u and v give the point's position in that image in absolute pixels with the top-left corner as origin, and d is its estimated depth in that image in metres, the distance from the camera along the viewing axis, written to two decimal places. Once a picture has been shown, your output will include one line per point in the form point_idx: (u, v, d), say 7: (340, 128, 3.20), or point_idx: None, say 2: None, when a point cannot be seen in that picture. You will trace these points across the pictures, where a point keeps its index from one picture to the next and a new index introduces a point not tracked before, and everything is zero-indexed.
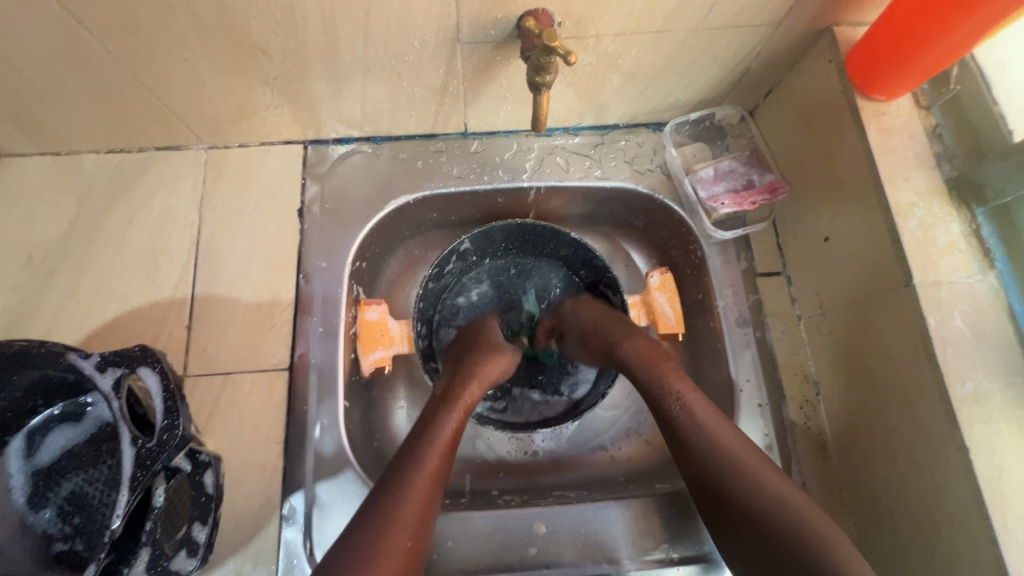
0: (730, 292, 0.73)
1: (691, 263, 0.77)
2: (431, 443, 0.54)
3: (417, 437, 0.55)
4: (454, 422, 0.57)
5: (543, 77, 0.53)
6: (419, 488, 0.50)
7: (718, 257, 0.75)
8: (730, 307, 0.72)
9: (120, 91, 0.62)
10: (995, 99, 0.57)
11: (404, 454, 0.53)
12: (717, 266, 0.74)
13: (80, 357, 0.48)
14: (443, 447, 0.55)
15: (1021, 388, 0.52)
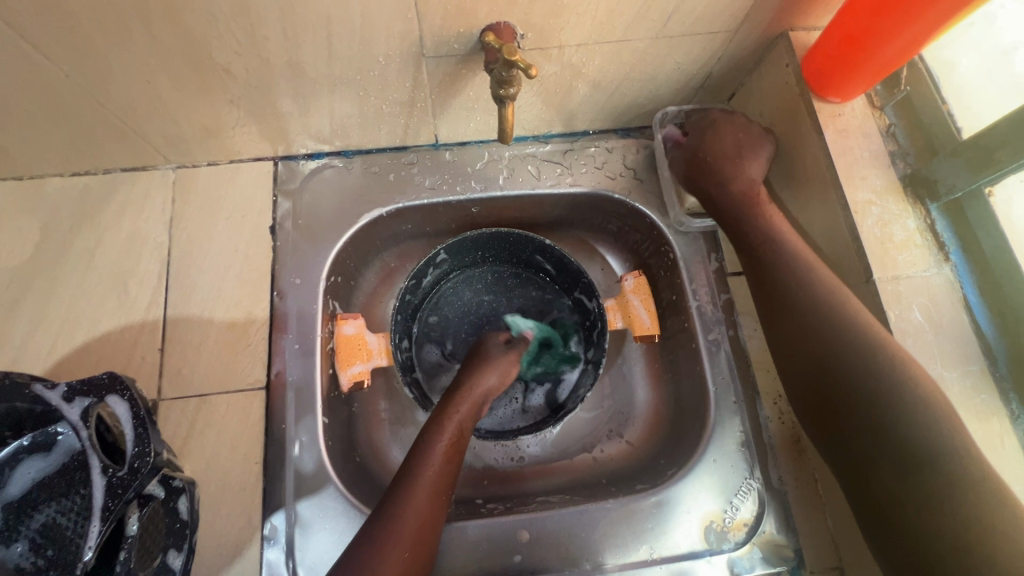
0: (704, 291, 0.74)
1: (667, 263, 0.77)
2: (422, 469, 0.56)
3: (408, 472, 0.57)
4: (444, 444, 0.59)
5: (506, 89, 0.54)
6: (409, 509, 0.54)
7: (694, 254, 0.75)
8: (704, 304, 0.73)
9: (81, 115, 0.62)
10: (943, 97, 0.59)
11: (395, 488, 0.56)
12: (689, 265, 0.75)
13: (46, 387, 0.48)
14: (433, 471, 0.57)
15: (978, 376, 0.54)
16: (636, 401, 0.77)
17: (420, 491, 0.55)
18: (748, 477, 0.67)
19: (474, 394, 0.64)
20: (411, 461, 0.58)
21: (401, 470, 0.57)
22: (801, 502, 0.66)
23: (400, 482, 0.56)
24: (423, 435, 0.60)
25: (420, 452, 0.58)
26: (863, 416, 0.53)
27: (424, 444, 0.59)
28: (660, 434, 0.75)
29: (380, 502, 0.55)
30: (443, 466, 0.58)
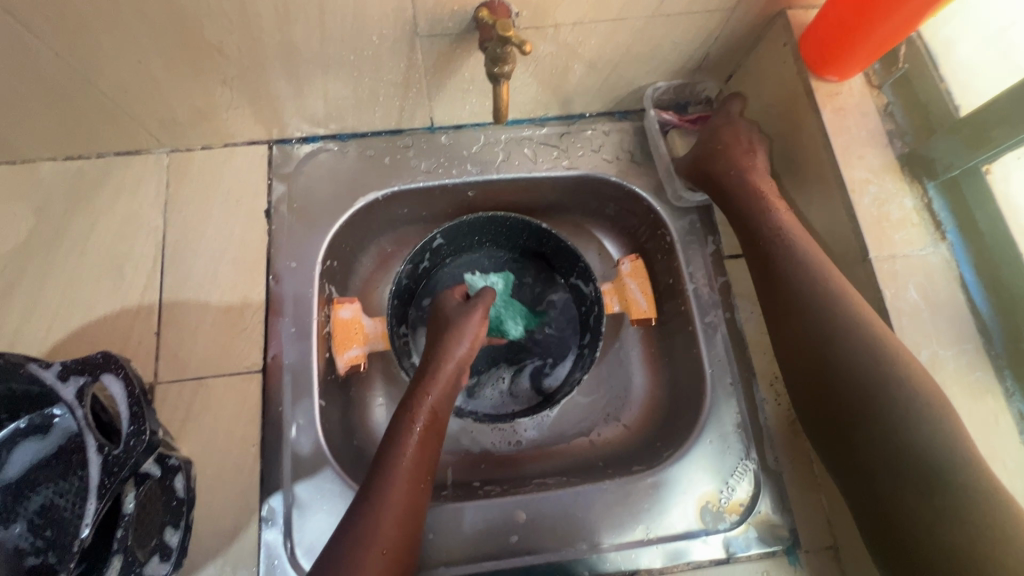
0: (701, 273, 0.74)
1: (664, 245, 0.77)
2: (398, 465, 0.55)
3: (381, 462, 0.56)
4: (417, 435, 0.58)
5: (501, 67, 0.54)
6: (387, 508, 0.53)
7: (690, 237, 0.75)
8: (700, 287, 0.73)
9: (73, 96, 0.61)
10: (941, 76, 0.59)
11: (370, 479, 0.55)
12: (686, 247, 0.75)
13: (40, 367, 0.47)
14: (409, 465, 0.56)
15: (973, 354, 0.54)
16: (633, 385, 0.78)
17: (398, 489, 0.54)
18: (744, 457, 0.67)
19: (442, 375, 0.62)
20: (384, 451, 0.57)
21: (375, 461, 0.56)
22: (796, 482, 0.67)
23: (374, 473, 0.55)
24: (395, 423, 0.59)
25: (392, 441, 0.57)
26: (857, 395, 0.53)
27: (395, 432, 0.58)
28: (657, 416, 0.75)
29: (356, 501, 0.54)
30: (418, 458, 0.57)
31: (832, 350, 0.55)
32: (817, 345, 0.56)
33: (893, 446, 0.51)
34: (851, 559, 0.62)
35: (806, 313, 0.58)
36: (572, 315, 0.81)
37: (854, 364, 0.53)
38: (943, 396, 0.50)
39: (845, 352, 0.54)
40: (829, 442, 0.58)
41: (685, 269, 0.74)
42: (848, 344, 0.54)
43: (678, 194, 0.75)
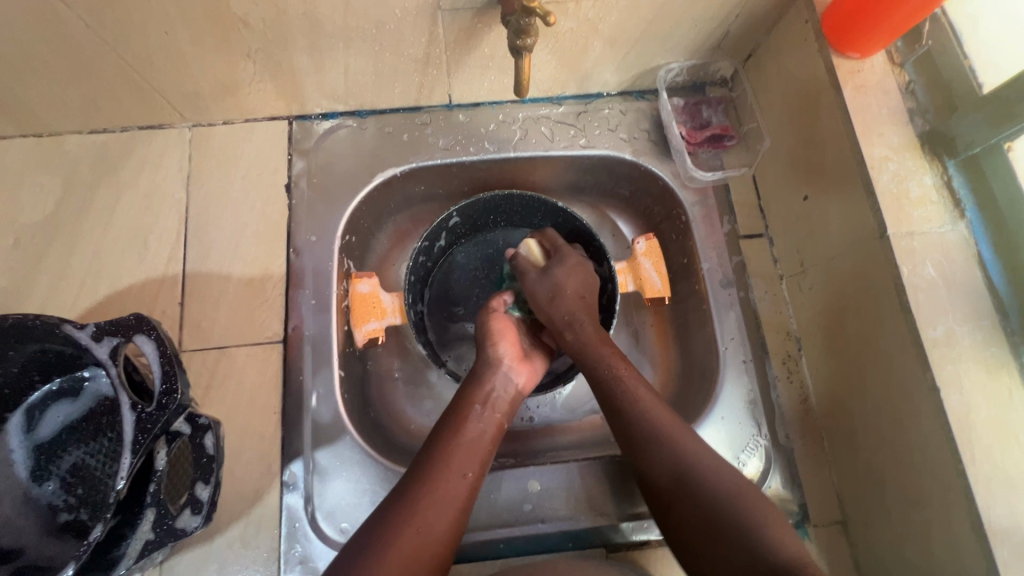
0: (555, 307, 0.67)
1: (539, 274, 0.70)
2: (452, 449, 0.56)
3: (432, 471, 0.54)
4: (474, 428, 0.58)
5: (523, 40, 0.54)
6: (434, 484, 0.53)
7: (565, 258, 0.70)
8: (575, 329, 0.66)
9: (101, 69, 0.62)
10: (966, 53, 0.58)
11: (414, 488, 0.52)
12: (548, 286, 0.68)
13: (74, 328, 0.49)
14: (463, 452, 0.56)
15: (990, 330, 0.53)
16: (646, 363, 0.78)
17: (448, 470, 0.54)
18: (755, 434, 0.68)
19: (499, 394, 0.63)
20: (432, 459, 0.55)
21: (418, 468, 0.54)
22: (808, 459, 0.67)
23: (421, 483, 0.53)
24: (447, 432, 0.57)
25: (441, 450, 0.56)
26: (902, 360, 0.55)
27: (448, 442, 0.56)
28: (669, 394, 0.76)
29: (406, 477, 0.54)
30: (474, 450, 0.57)
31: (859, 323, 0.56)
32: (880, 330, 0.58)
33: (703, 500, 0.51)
34: (859, 534, 0.63)
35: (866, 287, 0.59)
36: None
37: (662, 433, 0.55)
38: (981, 371, 0.51)
39: (634, 414, 0.57)
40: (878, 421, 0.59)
41: (564, 297, 0.68)
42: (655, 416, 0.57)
43: (689, 174, 0.75)
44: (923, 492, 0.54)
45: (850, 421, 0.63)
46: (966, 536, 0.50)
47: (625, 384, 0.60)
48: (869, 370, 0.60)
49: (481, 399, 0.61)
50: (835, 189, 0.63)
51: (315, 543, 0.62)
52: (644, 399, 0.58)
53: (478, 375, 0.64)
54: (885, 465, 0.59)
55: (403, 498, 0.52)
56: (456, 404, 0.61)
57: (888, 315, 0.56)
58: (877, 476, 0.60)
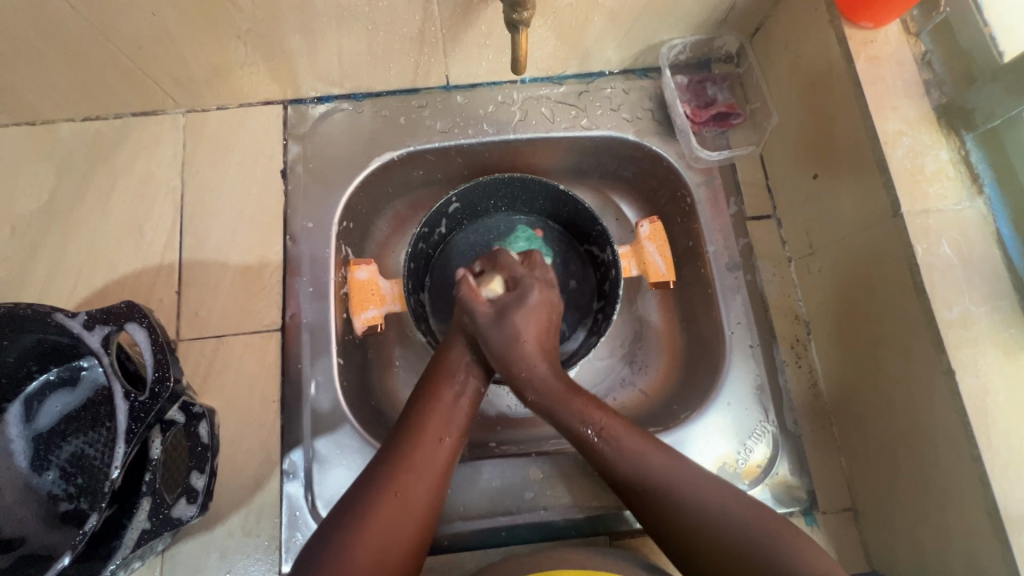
0: (517, 358, 0.59)
1: (491, 316, 0.60)
2: (430, 419, 0.55)
3: (410, 440, 0.53)
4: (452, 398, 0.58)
5: (520, 14, 0.52)
6: (413, 457, 0.52)
7: (526, 295, 0.61)
8: (534, 385, 0.59)
9: (89, 53, 0.61)
10: (985, 19, 0.54)
11: (391, 461, 0.51)
12: (502, 336, 0.59)
13: (67, 316, 0.48)
14: (439, 423, 0.55)
15: (1009, 311, 0.50)
16: (650, 349, 0.77)
17: (428, 438, 0.54)
18: (762, 420, 0.66)
19: (476, 357, 0.62)
20: (407, 432, 0.54)
21: (396, 438, 0.54)
22: (815, 445, 0.66)
23: (394, 455, 0.52)
24: (422, 402, 0.57)
25: (417, 421, 0.55)
26: (918, 348, 0.53)
27: (425, 410, 0.56)
28: (674, 380, 0.74)
29: (386, 447, 0.53)
30: (451, 418, 0.56)
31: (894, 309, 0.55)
32: (894, 313, 0.55)
33: (704, 530, 0.48)
34: (870, 520, 0.62)
35: (880, 262, 0.57)
36: (579, 297, 0.79)
37: (641, 455, 0.53)
38: (992, 356, 0.49)
39: (625, 468, 0.53)
40: (890, 406, 0.57)
41: (522, 347, 0.59)
42: (638, 458, 0.53)
43: (694, 154, 0.73)
44: (935, 478, 0.52)
45: (858, 404, 0.62)
46: (980, 521, 0.48)
47: (605, 438, 0.54)
48: (881, 353, 0.58)
49: (461, 365, 0.61)
50: (847, 165, 0.60)
51: (316, 531, 0.62)
52: (609, 426, 0.55)
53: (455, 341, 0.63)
54: (897, 448, 0.57)
55: (381, 468, 0.51)
56: (436, 369, 0.60)
57: (902, 297, 0.54)
58: (888, 460, 0.58)
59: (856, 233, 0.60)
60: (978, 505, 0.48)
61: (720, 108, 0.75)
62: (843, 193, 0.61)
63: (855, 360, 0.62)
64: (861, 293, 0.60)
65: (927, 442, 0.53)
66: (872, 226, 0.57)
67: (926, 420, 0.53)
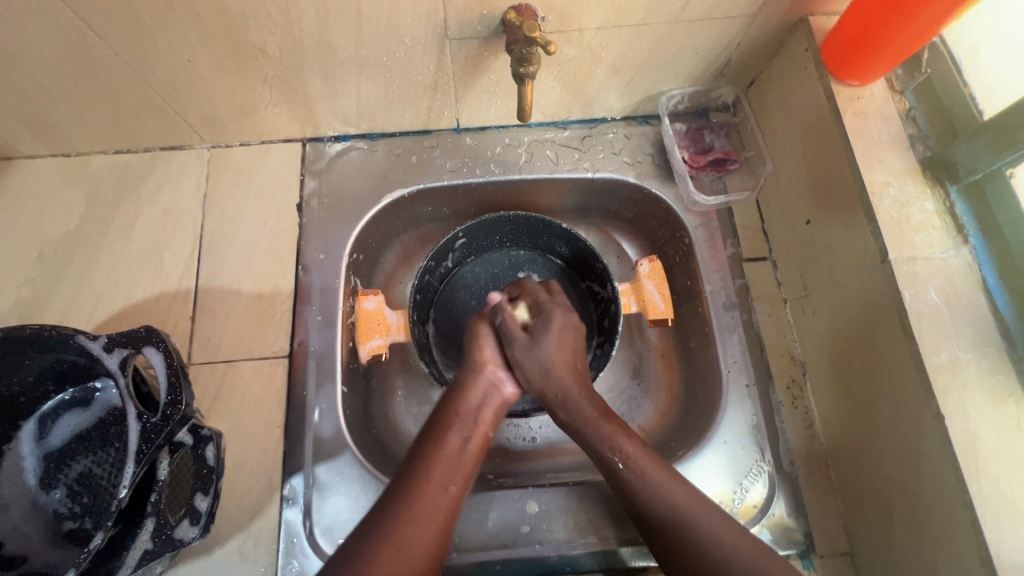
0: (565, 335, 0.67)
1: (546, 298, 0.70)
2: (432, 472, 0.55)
3: (414, 482, 0.54)
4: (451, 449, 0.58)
5: (526, 67, 0.57)
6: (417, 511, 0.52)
7: (550, 319, 0.67)
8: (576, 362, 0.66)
9: (127, 93, 0.66)
10: (966, 80, 0.59)
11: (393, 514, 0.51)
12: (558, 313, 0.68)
13: (88, 338, 0.51)
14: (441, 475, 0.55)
15: (995, 358, 0.52)
16: (649, 386, 0.78)
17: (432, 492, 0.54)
18: (759, 460, 0.67)
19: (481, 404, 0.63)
20: (408, 483, 0.54)
21: (400, 486, 0.54)
22: (812, 487, 0.66)
23: (400, 503, 0.52)
24: (428, 448, 0.57)
25: (424, 468, 0.55)
26: (907, 389, 0.54)
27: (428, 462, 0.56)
28: (673, 416, 0.75)
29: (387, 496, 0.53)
30: (451, 468, 0.57)
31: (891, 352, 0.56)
32: (885, 355, 0.57)
33: (698, 552, 0.52)
34: (866, 565, 0.61)
35: (870, 305, 0.58)
36: None
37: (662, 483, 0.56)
38: (978, 402, 0.50)
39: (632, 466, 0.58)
40: (883, 446, 0.58)
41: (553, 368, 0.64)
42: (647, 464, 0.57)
43: (692, 199, 0.76)
44: (931, 523, 0.52)
45: (853, 446, 0.62)
46: (974, 566, 0.48)
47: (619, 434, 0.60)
48: (875, 394, 0.58)
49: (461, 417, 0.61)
50: (837, 213, 0.63)
51: (312, 558, 0.62)
52: (635, 456, 0.58)
53: (460, 384, 0.64)
54: (892, 491, 0.57)
55: (382, 518, 0.51)
56: (434, 420, 0.61)
57: (891, 338, 0.56)
58: (883, 504, 0.58)
59: (847, 277, 0.62)
60: (973, 551, 0.48)
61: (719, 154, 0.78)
62: (835, 240, 0.63)
63: (849, 401, 0.63)
64: (853, 334, 0.61)
65: (920, 484, 0.53)
66: (860, 273, 0.60)
67: (921, 464, 0.53)
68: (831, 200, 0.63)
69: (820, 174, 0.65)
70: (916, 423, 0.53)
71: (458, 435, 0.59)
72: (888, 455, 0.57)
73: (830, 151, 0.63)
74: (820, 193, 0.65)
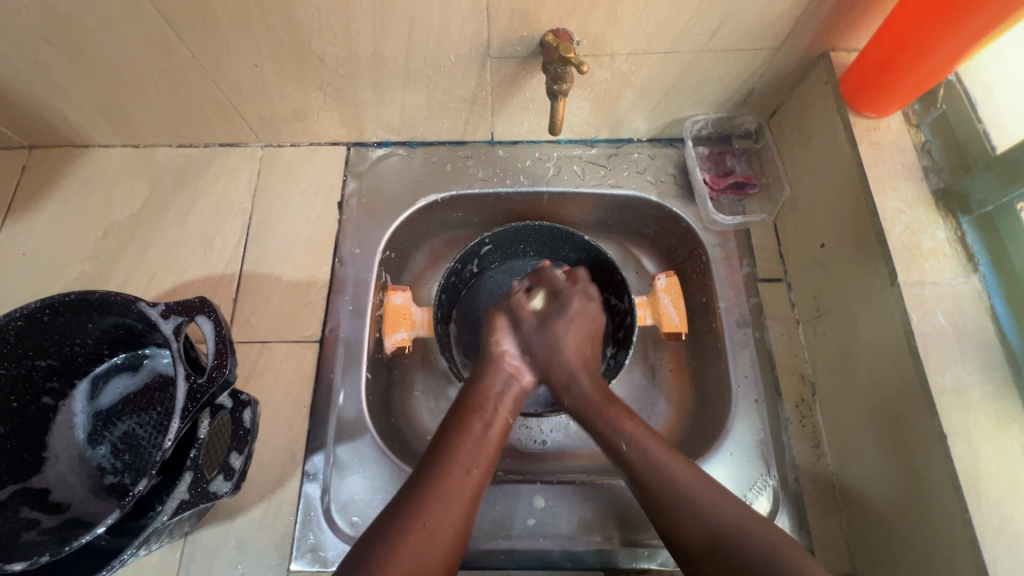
0: (555, 363, 0.69)
1: (537, 324, 0.71)
2: (457, 455, 0.58)
3: (441, 461, 0.57)
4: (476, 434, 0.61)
5: (560, 85, 0.63)
6: (441, 490, 0.55)
7: (567, 307, 0.72)
8: (572, 390, 0.68)
9: (198, 93, 0.73)
10: (979, 117, 0.61)
11: (418, 492, 0.55)
12: (545, 341, 0.70)
13: (147, 305, 0.56)
14: (465, 456, 0.58)
15: (1001, 383, 0.53)
16: (659, 397, 0.80)
17: (455, 473, 0.56)
18: (764, 473, 0.68)
19: (503, 397, 0.66)
20: (435, 461, 0.57)
21: (425, 472, 0.56)
22: (815, 505, 0.66)
23: (425, 489, 0.55)
24: (453, 434, 0.60)
25: (448, 451, 0.58)
26: (911, 407, 0.55)
27: (454, 442, 0.59)
28: (682, 427, 0.77)
29: (414, 475, 0.57)
30: (476, 448, 0.59)
31: (895, 372, 0.58)
32: (891, 373, 0.58)
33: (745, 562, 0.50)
34: None
35: (877, 327, 0.60)
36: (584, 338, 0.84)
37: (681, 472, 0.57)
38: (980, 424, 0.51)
39: (657, 483, 0.57)
40: (887, 464, 0.59)
41: (562, 353, 0.70)
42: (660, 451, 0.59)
43: (711, 218, 0.80)
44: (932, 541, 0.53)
45: (857, 464, 0.64)
46: None
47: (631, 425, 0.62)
48: (881, 414, 0.60)
49: (484, 401, 0.64)
50: (849, 237, 0.65)
51: (327, 534, 0.66)
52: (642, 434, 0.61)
53: (486, 379, 0.67)
54: (894, 508, 0.58)
55: (407, 502, 0.54)
56: (461, 405, 0.64)
57: (898, 358, 0.57)
58: (886, 524, 0.59)
59: (858, 301, 0.63)
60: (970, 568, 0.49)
61: (741, 178, 0.81)
62: (847, 263, 0.66)
63: (855, 420, 0.64)
64: (861, 355, 0.63)
65: (921, 498, 0.54)
66: (869, 296, 0.62)
67: (922, 485, 0.54)
68: (845, 225, 0.66)
69: (836, 199, 0.68)
70: (918, 442, 0.55)
71: (484, 421, 0.62)
72: (891, 474, 0.58)
73: (846, 178, 0.66)
74: (834, 219, 0.68)
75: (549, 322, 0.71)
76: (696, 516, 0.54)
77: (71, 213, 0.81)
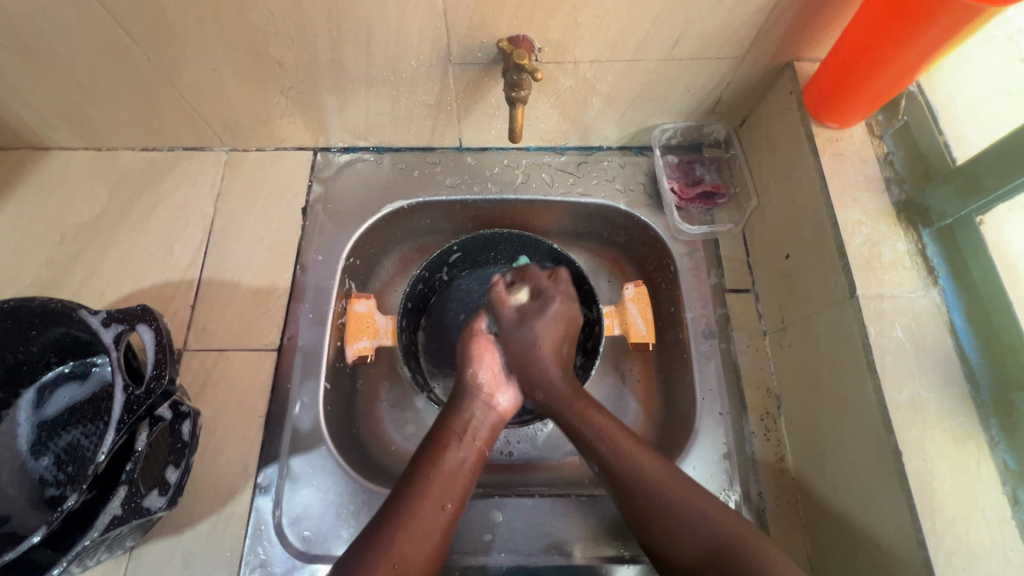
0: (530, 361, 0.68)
1: (516, 319, 0.70)
2: (428, 489, 0.57)
3: (412, 495, 0.56)
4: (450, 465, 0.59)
5: (517, 92, 0.62)
6: (410, 526, 0.54)
7: (548, 304, 0.71)
8: (544, 386, 0.67)
9: (156, 95, 0.72)
10: (941, 129, 0.61)
11: (388, 529, 0.53)
12: (522, 339, 0.69)
13: (88, 313, 0.54)
14: (437, 489, 0.57)
15: (958, 399, 0.52)
16: (626, 409, 0.79)
17: (426, 508, 0.55)
18: (727, 488, 0.67)
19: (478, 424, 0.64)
20: (407, 496, 0.56)
21: (394, 508, 0.55)
22: (778, 521, 0.65)
23: (395, 525, 0.53)
24: (425, 465, 0.59)
25: (419, 485, 0.57)
26: (868, 424, 0.54)
27: (425, 475, 0.58)
28: (648, 440, 0.76)
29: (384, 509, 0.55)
30: (448, 481, 0.58)
31: (854, 388, 0.57)
32: (850, 390, 0.57)
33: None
34: None
35: (837, 341, 0.59)
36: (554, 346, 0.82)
37: (672, 499, 0.55)
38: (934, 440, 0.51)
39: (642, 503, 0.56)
40: (846, 481, 0.58)
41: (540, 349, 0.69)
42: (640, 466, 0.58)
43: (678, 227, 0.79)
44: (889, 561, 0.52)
45: (818, 479, 0.62)
46: None
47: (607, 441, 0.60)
48: (840, 429, 0.59)
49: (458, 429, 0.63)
50: (811, 249, 0.64)
51: (277, 548, 0.64)
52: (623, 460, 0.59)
53: (461, 403, 0.65)
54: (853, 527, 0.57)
55: (376, 538, 0.52)
56: (435, 434, 0.63)
57: (856, 374, 0.56)
58: (846, 543, 0.58)
59: (820, 314, 0.63)
60: None
61: (709, 189, 0.81)
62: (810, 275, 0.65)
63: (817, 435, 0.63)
64: (823, 368, 0.62)
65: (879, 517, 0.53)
66: (830, 310, 0.61)
67: (878, 502, 0.53)
68: (807, 236, 0.65)
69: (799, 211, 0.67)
70: (875, 459, 0.53)
71: (458, 449, 0.61)
72: (851, 492, 0.57)
73: (809, 189, 0.65)
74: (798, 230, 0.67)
75: (527, 320, 0.70)
76: (690, 534, 0.53)
77: (28, 217, 0.79)
